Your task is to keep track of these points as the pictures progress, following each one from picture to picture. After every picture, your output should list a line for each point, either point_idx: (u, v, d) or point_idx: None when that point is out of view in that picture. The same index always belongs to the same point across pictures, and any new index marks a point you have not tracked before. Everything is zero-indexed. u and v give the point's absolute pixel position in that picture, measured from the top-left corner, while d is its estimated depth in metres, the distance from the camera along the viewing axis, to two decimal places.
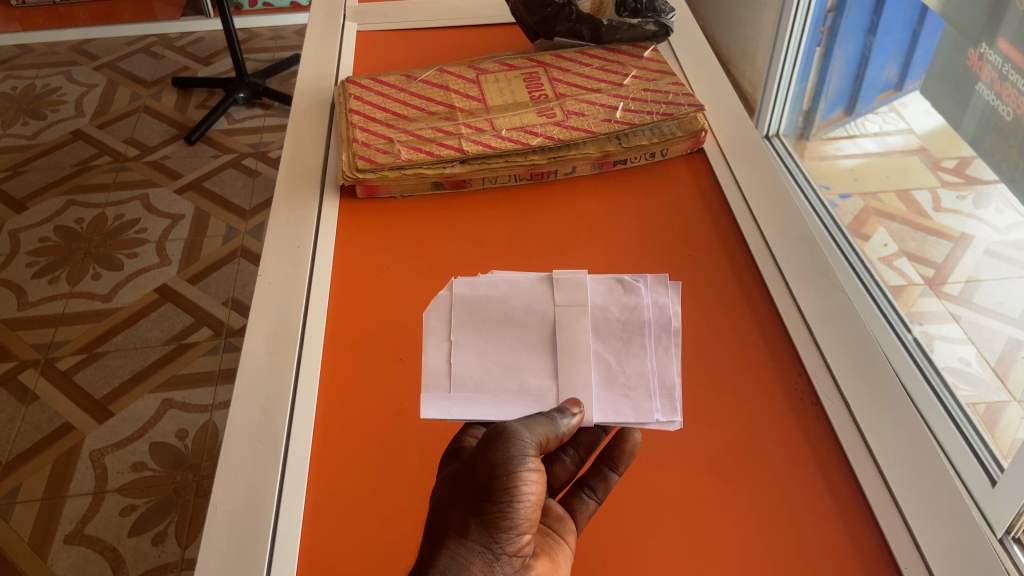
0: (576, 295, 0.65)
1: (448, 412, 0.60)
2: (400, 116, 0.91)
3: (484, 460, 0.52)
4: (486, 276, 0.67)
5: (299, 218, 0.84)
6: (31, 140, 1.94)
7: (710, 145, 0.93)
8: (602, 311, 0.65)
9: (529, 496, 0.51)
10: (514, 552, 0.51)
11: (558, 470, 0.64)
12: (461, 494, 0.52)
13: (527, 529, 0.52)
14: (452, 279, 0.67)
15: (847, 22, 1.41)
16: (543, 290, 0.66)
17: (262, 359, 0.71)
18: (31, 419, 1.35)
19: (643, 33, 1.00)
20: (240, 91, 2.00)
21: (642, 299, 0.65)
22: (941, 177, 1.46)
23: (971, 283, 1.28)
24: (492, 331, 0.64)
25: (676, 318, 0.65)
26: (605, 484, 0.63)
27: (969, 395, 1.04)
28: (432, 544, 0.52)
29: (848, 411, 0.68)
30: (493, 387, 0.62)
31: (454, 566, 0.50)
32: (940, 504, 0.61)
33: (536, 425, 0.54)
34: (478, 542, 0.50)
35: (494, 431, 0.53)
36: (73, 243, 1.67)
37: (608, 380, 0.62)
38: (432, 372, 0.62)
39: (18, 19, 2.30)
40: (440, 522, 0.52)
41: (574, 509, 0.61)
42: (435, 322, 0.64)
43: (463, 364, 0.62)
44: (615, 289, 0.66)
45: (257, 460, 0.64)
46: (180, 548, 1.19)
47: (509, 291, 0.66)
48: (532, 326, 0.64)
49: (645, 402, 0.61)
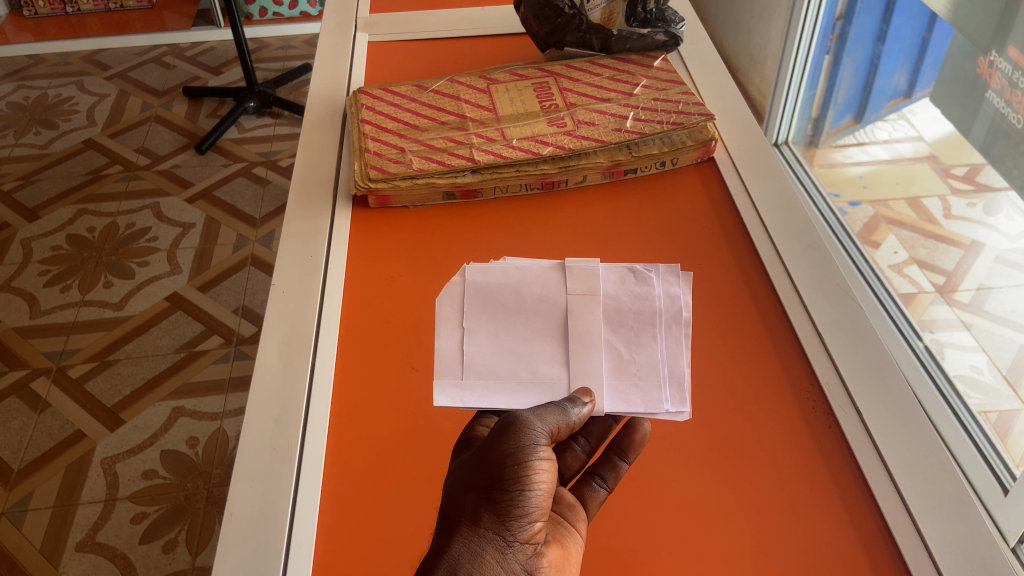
0: (589, 284, 0.64)
1: (461, 401, 0.60)
2: (411, 126, 0.92)
3: (496, 449, 0.52)
4: (499, 262, 0.66)
5: (312, 227, 0.85)
6: (43, 149, 1.96)
7: (721, 154, 0.94)
8: (614, 301, 0.65)
9: (540, 485, 0.52)
10: (526, 540, 0.51)
11: (569, 459, 0.64)
12: (473, 482, 0.52)
13: (539, 517, 0.52)
14: (465, 265, 0.66)
15: (856, 29, 1.42)
16: (555, 277, 0.65)
17: (275, 367, 0.71)
18: (43, 427, 1.36)
19: (653, 43, 1.01)
20: (251, 100, 2.01)
21: (653, 290, 0.64)
22: (950, 184, 1.44)
23: (981, 290, 1.24)
24: (504, 318, 0.64)
25: (687, 308, 0.64)
26: (616, 472, 0.63)
27: (980, 403, 1.03)
28: (445, 531, 0.51)
29: (860, 421, 0.68)
30: (504, 374, 0.61)
31: (467, 553, 0.50)
32: (954, 512, 0.61)
33: (546, 414, 0.55)
34: (491, 530, 0.50)
35: (506, 420, 0.53)
36: (85, 251, 1.68)
37: (618, 369, 0.62)
38: (445, 360, 0.61)
39: (32, 31, 2.33)
40: (453, 510, 0.52)
41: (584, 498, 0.61)
42: (447, 308, 0.64)
43: (476, 351, 0.62)
44: (627, 278, 0.65)
45: (272, 468, 0.65)
46: (190, 556, 1.20)
47: (522, 279, 0.66)
48: (544, 314, 0.64)
49: (654, 392, 0.61)
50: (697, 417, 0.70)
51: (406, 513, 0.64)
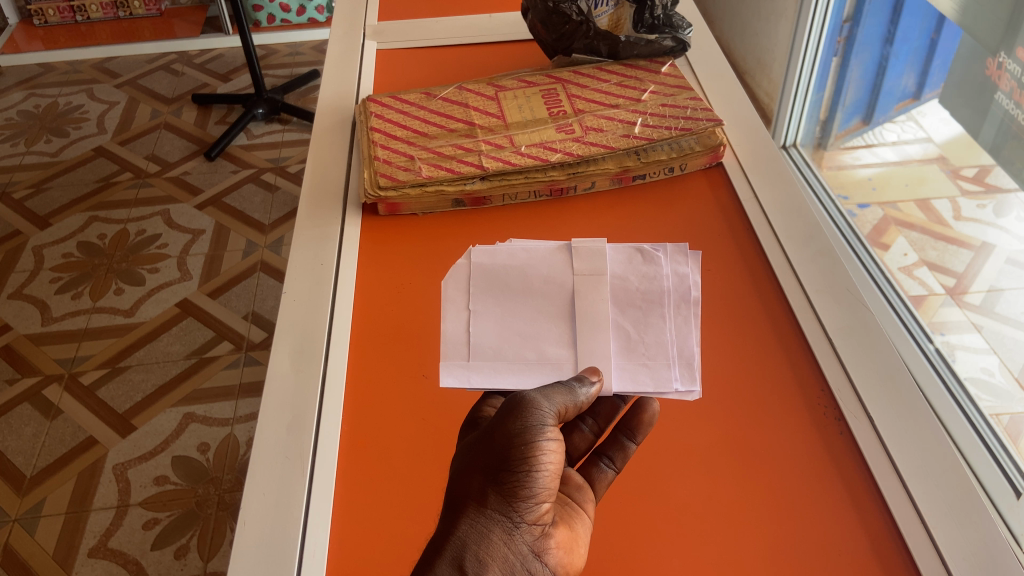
0: (596, 264, 0.65)
1: (468, 381, 0.60)
2: (420, 134, 0.92)
3: (503, 429, 0.52)
4: (504, 244, 0.66)
5: (322, 235, 0.85)
6: (54, 157, 1.98)
7: (729, 160, 0.93)
8: (622, 280, 0.65)
9: (548, 465, 0.52)
10: (533, 521, 0.51)
11: (576, 439, 0.65)
12: (480, 464, 0.52)
13: (547, 498, 0.52)
14: (470, 248, 0.66)
15: (864, 31, 1.44)
16: (562, 259, 0.66)
17: (287, 375, 0.72)
18: (56, 434, 1.37)
19: (660, 49, 1.01)
20: (259, 107, 2.03)
21: (661, 269, 0.65)
22: (960, 185, 1.39)
23: (992, 292, 1.22)
24: (510, 300, 0.64)
25: (696, 287, 0.65)
26: (624, 453, 0.64)
27: (992, 406, 1.03)
28: (452, 513, 0.51)
29: (872, 426, 0.67)
30: (511, 355, 0.62)
31: (474, 535, 0.50)
32: (967, 518, 0.60)
33: (554, 394, 0.55)
34: (498, 511, 0.51)
35: (514, 400, 0.54)
36: (96, 258, 1.70)
37: (627, 350, 0.62)
38: (451, 341, 0.62)
39: (42, 40, 2.35)
40: (459, 493, 0.52)
41: (592, 478, 0.62)
42: (453, 291, 0.64)
43: (482, 333, 0.62)
44: (634, 258, 0.66)
45: (284, 477, 0.65)
46: (202, 561, 1.20)
47: (528, 261, 0.66)
48: (550, 295, 0.64)
49: (664, 371, 0.61)
50: (706, 420, 0.70)
51: (416, 521, 0.64)
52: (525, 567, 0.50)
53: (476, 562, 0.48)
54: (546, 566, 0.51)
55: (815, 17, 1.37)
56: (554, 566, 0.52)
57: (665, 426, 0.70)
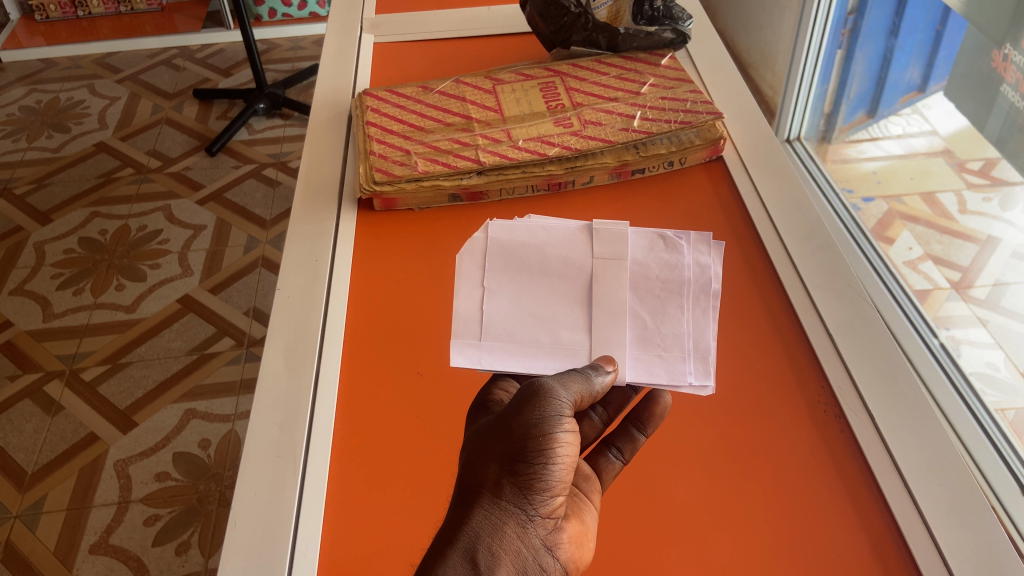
0: (616, 248, 0.63)
1: (479, 362, 0.59)
2: (416, 128, 0.91)
3: (520, 418, 0.51)
4: (523, 220, 0.66)
5: (317, 231, 0.85)
6: (55, 152, 1.97)
7: (729, 154, 0.92)
8: (642, 267, 0.64)
9: (563, 458, 0.51)
10: (547, 514, 0.51)
11: (586, 427, 0.65)
12: (495, 452, 0.52)
13: (560, 491, 0.51)
14: (488, 222, 0.66)
15: (868, 23, 1.44)
16: (582, 240, 0.64)
17: (279, 374, 0.71)
18: (57, 429, 1.37)
19: (660, 41, 1.00)
20: (261, 102, 2.02)
21: (683, 258, 0.64)
22: (965, 178, 1.34)
23: (998, 285, 1.20)
24: (527, 279, 0.63)
25: (717, 279, 0.63)
26: (633, 445, 0.63)
27: (999, 401, 1.01)
28: (465, 501, 0.51)
29: (873, 423, 0.66)
30: (524, 337, 0.61)
31: (488, 526, 0.49)
32: (971, 519, 0.59)
33: (571, 382, 0.54)
34: (513, 502, 0.50)
35: (531, 388, 0.53)
36: (97, 253, 1.69)
37: (642, 339, 0.61)
38: (464, 320, 0.61)
39: (43, 35, 2.35)
40: (473, 481, 0.52)
41: (600, 469, 0.62)
42: (469, 266, 0.63)
43: (495, 311, 0.61)
44: (656, 245, 0.64)
45: (275, 477, 0.64)
46: (203, 558, 1.20)
47: (547, 239, 0.65)
48: (568, 277, 0.63)
49: (679, 364, 0.60)
50: (709, 419, 0.69)
51: (410, 521, 0.64)
52: (538, 563, 0.50)
53: (489, 555, 0.48)
54: (558, 561, 0.51)
55: (815, 25, 1.38)
56: (566, 561, 0.52)
57: (665, 425, 0.69)
